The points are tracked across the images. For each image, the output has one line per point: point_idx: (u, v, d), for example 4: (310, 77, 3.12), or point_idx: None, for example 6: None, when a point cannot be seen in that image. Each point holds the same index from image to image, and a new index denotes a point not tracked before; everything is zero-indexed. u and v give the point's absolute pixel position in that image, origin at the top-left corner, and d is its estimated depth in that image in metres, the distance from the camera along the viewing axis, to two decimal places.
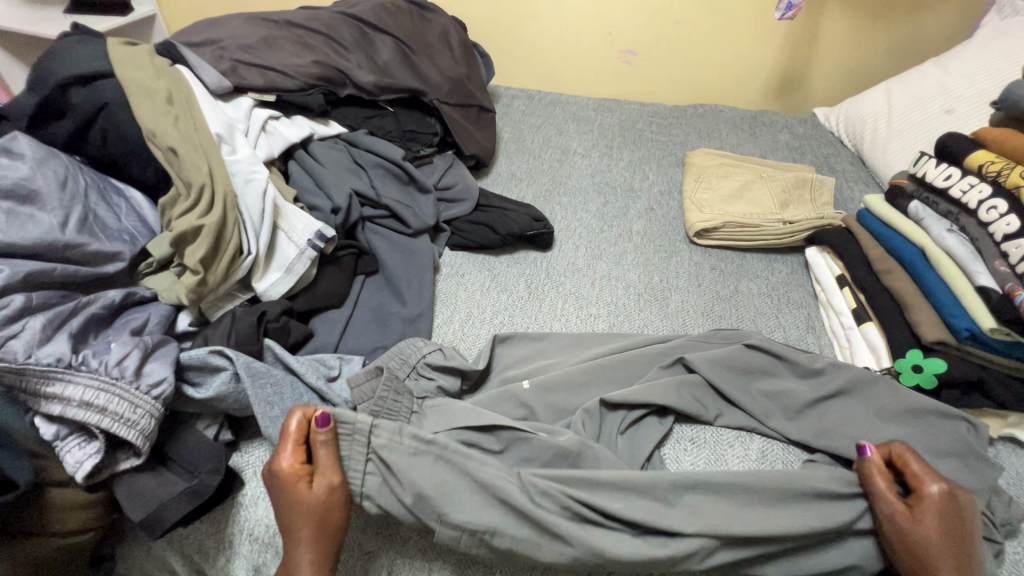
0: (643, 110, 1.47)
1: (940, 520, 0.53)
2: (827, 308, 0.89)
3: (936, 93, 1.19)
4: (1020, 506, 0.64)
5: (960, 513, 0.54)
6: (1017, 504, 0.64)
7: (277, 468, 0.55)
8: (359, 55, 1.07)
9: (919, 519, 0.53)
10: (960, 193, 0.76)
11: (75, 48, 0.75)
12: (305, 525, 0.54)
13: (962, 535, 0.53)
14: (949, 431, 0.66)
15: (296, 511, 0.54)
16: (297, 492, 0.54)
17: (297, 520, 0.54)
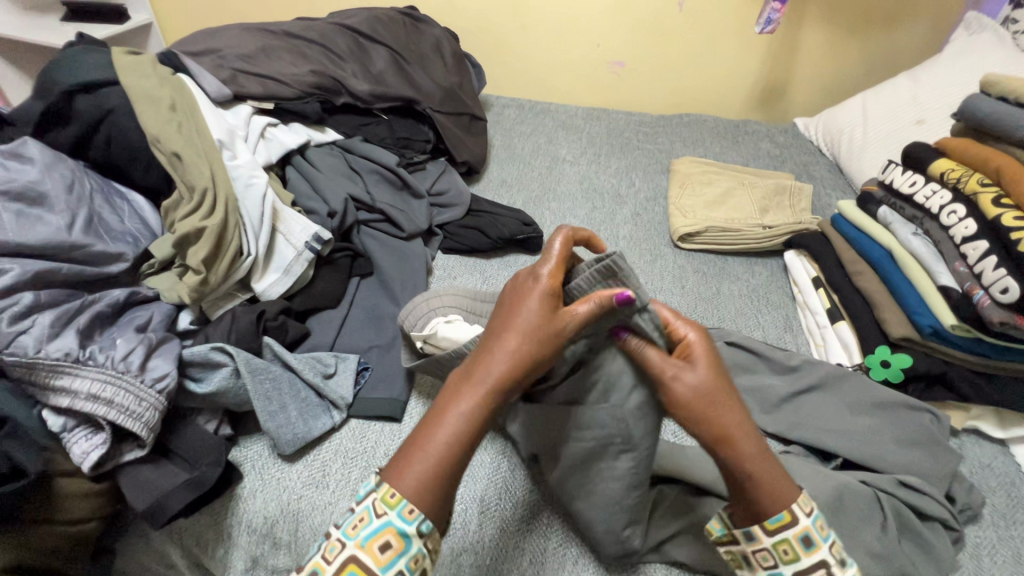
0: (630, 118, 1.52)
1: (707, 371, 0.49)
2: (804, 308, 0.93)
3: (908, 104, 1.25)
4: (980, 493, 0.68)
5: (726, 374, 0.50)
6: (978, 490, 0.68)
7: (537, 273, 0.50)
8: (355, 65, 1.10)
9: (687, 379, 0.48)
10: (923, 199, 0.81)
11: (80, 57, 0.77)
12: (497, 355, 0.47)
13: (719, 389, 0.49)
14: (914, 422, 0.70)
15: (505, 338, 0.47)
16: (549, 318, 0.48)
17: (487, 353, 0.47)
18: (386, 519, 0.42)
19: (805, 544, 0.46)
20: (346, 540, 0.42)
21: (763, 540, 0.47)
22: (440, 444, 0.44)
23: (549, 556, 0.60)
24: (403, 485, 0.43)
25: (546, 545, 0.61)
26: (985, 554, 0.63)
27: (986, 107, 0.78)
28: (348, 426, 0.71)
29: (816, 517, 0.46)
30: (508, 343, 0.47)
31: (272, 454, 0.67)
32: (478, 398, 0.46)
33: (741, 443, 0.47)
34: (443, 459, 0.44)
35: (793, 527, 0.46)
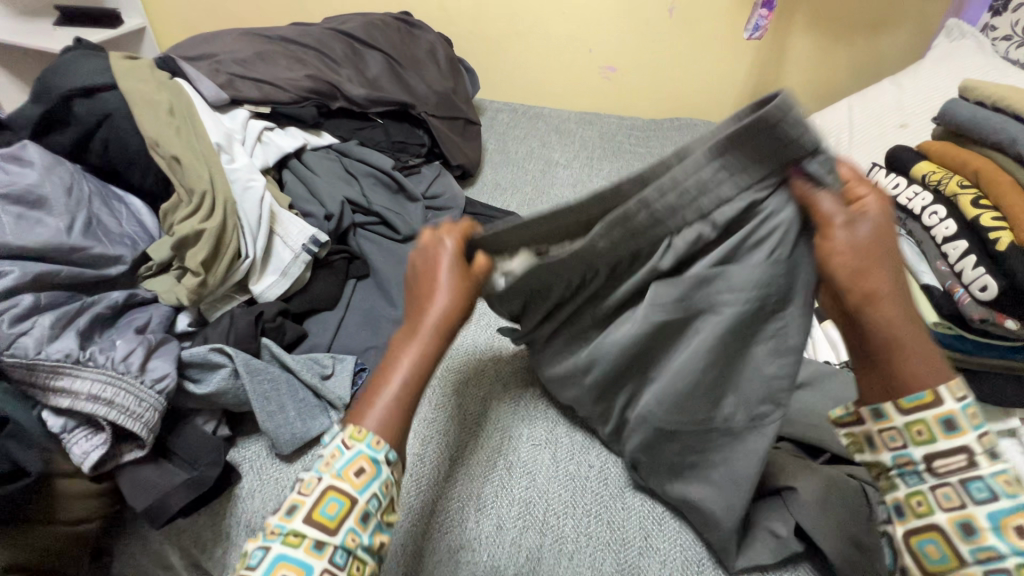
0: (622, 123, 1.54)
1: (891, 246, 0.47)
2: None
3: (893, 109, 1.28)
4: None
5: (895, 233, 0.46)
6: None
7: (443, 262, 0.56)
8: (350, 70, 1.12)
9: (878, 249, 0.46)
10: (906, 200, 0.82)
11: (79, 61, 0.78)
12: (435, 314, 0.53)
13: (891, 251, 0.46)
14: None
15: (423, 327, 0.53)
16: (467, 288, 0.56)
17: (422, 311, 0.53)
18: (357, 450, 0.46)
19: (947, 428, 0.44)
20: (320, 473, 0.45)
21: (896, 418, 0.45)
22: (394, 389, 0.50)
23: (545, 553, 0.63)
24: (367, 423, 0.48)
25: (541, 542, 0.64)
26: None
27: (965, 111, 0.80)
28: None
29: (968, 403, 0.43)
30: (442, 307, 0.53)
31: (272, 454, 0.68)
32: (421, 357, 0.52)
33: (891, 301, 0.45)
34: (400, 406, 0.49)
35: (935, 407, 0.44)
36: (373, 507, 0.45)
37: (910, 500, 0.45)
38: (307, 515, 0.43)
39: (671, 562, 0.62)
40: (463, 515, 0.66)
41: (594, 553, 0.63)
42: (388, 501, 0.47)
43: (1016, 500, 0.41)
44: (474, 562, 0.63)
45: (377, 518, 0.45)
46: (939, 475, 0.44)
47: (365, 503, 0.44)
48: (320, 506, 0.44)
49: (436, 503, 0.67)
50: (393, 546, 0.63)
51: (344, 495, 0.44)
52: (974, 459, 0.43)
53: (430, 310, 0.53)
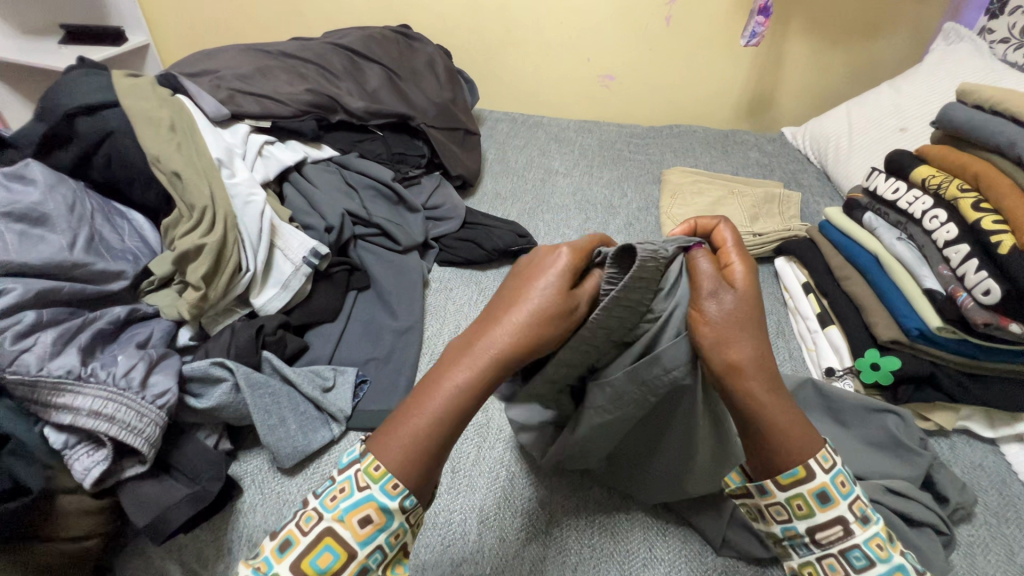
0: (621, 130, 1.55)
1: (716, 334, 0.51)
2: (795, 313, 0.95)
3: (891, 113, 1.28)
4: (972, 492, 0.69)
5: (762, 302, 0.52)
6: (970, 490, 0.69)
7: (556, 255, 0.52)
8: (350, 83, 1.13)
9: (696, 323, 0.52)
10: (906, 204, 0.83)
11: (81, 80, 0.79)
12: (512, 334, 0.48)
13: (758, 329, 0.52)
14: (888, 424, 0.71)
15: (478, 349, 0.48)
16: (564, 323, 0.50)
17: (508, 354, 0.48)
18: (369, 493, 0.43)
19: (820, 500, 0.48)
20: (324, 512, 0.43)
21: (777, 494, 0.49)
22: (425, 417, 0.46)
23: (549, 564, 0.63)
24: (388, 459, 0.44)
25: (544, 553, 0.64)
26: (978, 553, 0.64)
27: (964, 115, 0.80)
28: (347, 439, 0.72)
29: (834, 475, 0.48)
30: (539, 337, 0.49)
31: (273, 469, 0.69)
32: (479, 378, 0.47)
33: (757, 374, 0.49)
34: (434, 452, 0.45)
35: (808, 482, 0.48)
36: (372, 562, 0.43)
37: (803, 570, 0.50)
38: (296, 561, 0.42)
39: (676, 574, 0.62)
40: (456, 531, 0.66)
41: (597, 564, 0.63)
42: (393, 553, 0.45)
43: (888, 563, 0.46)
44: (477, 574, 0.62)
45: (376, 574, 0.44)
46: (822, 547, 0.48)
47: (364, 557, 0.43)
48: (310, 556, 0.42)
49: (438, 517, 0.67)
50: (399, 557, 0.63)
51: (342, 546, 0.42)
52: (849, 527, 0.47)
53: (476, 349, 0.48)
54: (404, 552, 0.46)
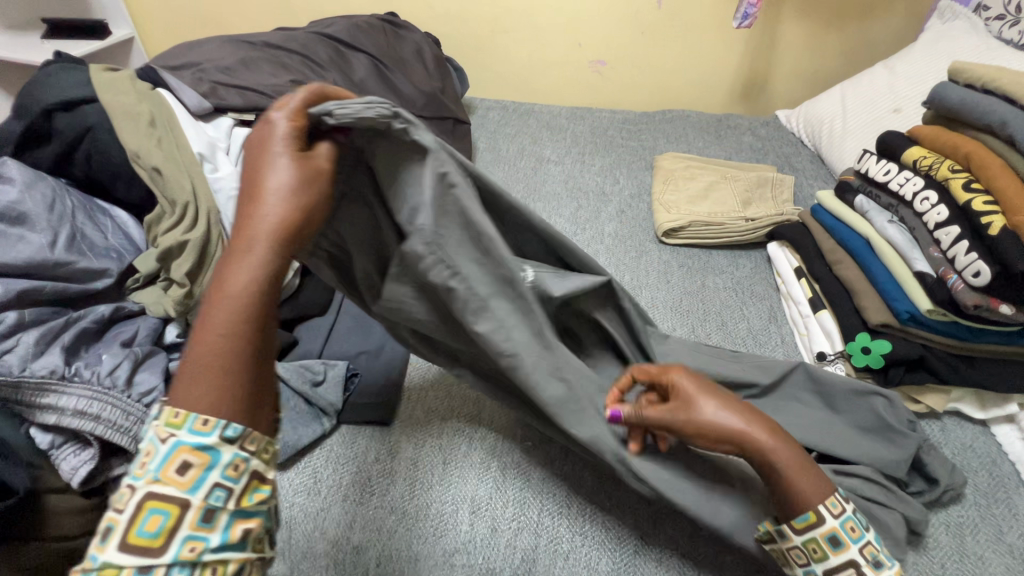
0: (614, 117, 1.53)
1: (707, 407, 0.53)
2: (787, 298, 0.95)
3: (885, 94, 1.26)
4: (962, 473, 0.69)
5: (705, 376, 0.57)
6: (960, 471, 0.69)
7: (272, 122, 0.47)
8: (336, 73, 1.11)
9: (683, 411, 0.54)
10: (898, 186, 0.82)
11: (58, 75, 0.78)
12: (272, 216, 0.43)
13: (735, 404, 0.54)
14: None
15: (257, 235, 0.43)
16: (324, 186, 0.47)
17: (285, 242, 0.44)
18: (174, 440, 0.38)
19: (833, 543, 0.48)
20: (135, 482, 0.37)
21: (794, 538, 0.50)
22: (213, 325, 0.41)
23: (540, 554, 0.63)
24: (184, 400, 0.39)
25: (536, 542, 0.64)
26: (967, 533, 0.64)
27: (956, 95, 0.79)
28: (338, 432, 0.74)
29: (845, 519, 0.49)
30: (301, 210, 0.45)
31: None
32: (270, 271, 0.43)
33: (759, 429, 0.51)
34: (242, 359, 0.41)
35: (819, 526, 0.48)
36: (217, 502, 0.38)
37: None
38: (121, 542, 0.35)
39: (667, 560, 0.62)
40: (448, 521, 0.66)
41: (589, 553, 0.63)
42: (243, 486, 0.39)
43: None
44: (469, 565, 0.63)
45: (229, 512, 0.38)
46: None
47: (203, 502, 0.37)
48: (136, 524, 0.36)
49: (430, 508, 0.67)
50: (390, 551, 0.64)
51: (168, 502, 0.37)
52: (862, 570, 0.47)
53: (256, 248, 0.43)
54: (259, 477, 0.41)
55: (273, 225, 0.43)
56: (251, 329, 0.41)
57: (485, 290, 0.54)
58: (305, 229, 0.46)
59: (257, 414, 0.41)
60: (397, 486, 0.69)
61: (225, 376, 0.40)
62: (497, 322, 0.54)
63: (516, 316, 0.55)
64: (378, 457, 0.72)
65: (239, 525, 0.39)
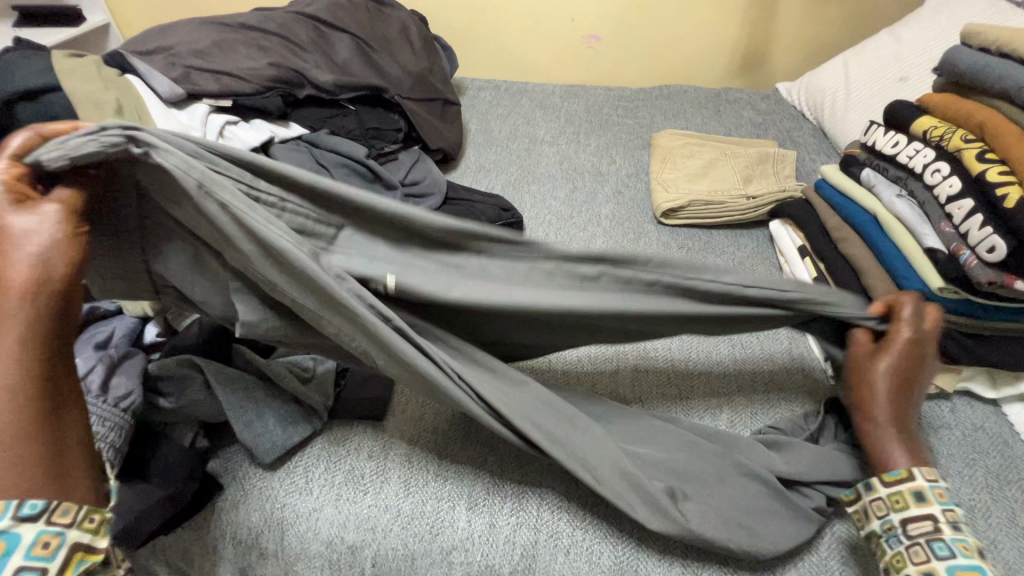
0: (609, 94, 1.48)
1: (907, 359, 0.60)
2: (790, 279, 0.92)
3: (890, 62, 1.21)
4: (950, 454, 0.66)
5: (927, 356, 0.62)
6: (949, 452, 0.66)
7: None
8: (317, 55, 1.06)
9: (897, 342, 0.61)
10: (906, 158, 0.78)
11: (18, 63, 0.74)
12: (20, 276, 0.46)
13: (909, 391, 0.60)
14: None
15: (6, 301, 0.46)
16: (68, 229, 0.48)
17: (36, 301, 0.46)
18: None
19: (917, 497, 0.54)
20: None
21: (879, 490, 0.55)
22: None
23: (541, 549, 0.62)
24: None
25: (536, 537, 0.62)
26: (980, 517, 0.62)
27: (970, 59, 0.75)
28: (329, 430, 0.71)
29: (935, 485, 0.54)
30: (55, 265, 0.47)
31: (253, 465, 0.68)
32: (28, 330, 0.46)
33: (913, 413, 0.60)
34: (24, 430, 0.45)
35: (907, 481, 0.55)
36: None
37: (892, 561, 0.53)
38: None
39: (671, 551, 0.61)
40: (445, 517, 0.64)
41: (590, 547, 0.62)
42: (53, 562, 0.43)
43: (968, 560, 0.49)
44: (468, 562, 0.62)
45: None
46: (909, 536, 0.52)
47: None
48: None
49: (426, 505, 0.65)
50: (385, 549, 0.63)
51: None
52: (938, 526, 0.52)
53: (8, 309, 0.46)
54: (81, 548, 0.45)
55: (21, 284, 0.46)
56: (28, 398, 0.45)
57: (311, 302, 0.55)
58: (68, 276, 0.48)
59: (68, 478, 0.46)
60: (390, 484, 0.67)
61: (22, 443, 0.44)
62: (339, 327, 0.56)
63: (352, 326, 0.56)
64: (372, 454, 0.69)
65: None
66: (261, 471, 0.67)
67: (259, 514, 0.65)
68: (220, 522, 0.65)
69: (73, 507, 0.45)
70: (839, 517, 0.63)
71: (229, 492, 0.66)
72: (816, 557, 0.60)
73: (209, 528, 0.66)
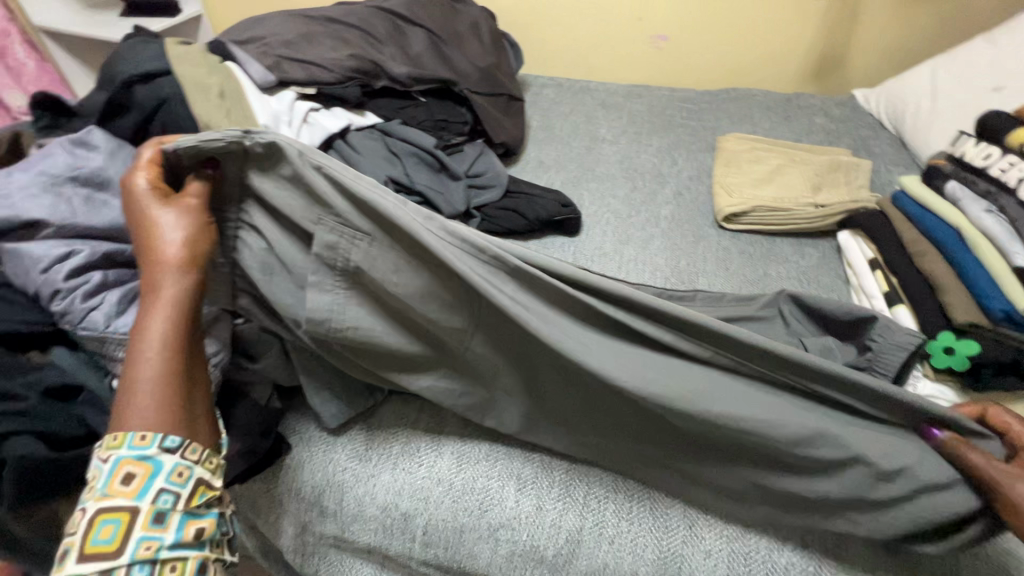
0: (673, 95, 1.47)
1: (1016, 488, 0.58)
2: (858, 292, 0.88)
3: (983, 71, 1.14)
4: None
5: None
6: None
7: (137, 182, 0.57)
8: (394, 48, 1.11)
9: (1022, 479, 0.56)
10: (1001, 171, 0.77)
11: (137, 48, 0.81)
12: (177, 251, 0.55)
13: None
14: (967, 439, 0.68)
15: (163, 269, 0.55)
16: (204, 220, 0.59)
17: (182, 269, 0.55)
18: (119, 455, 0.47)
19: None
20: (87, 503, 0.47)
21: None
22: (152, 346, 0.52)
23: (586, 535, 0.63)
24: (132, 418, 0.49)
25: (581, 524, 0.64)
26: None
27: None
28: (388, 402, 0.75)
29: None
30: (198, 245, 0.57)
31: (318, 429, 0.72)
32: (177, 295, 0.54)
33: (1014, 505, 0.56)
34: (173, 370, 0.52)
35: None
36: (164, 504, 0.48)
37: None
38: (82, 551, 0.45)
39: (716, 552, 0.61)
40: (494, 496, 0.66)
41: (635, 538, 0.63)
42: (189, 489, 0.50)
43: None
44: (515, 539, 0.65)
45: (177, 512, 0.48)
46: None
47: (151, 505, 0.47)
48: (92, 534, 0.46)
49: (477, 482, 0.68)
50: (437, 519, 0.67)
51: (117, 512, 0.46)
52: None
53: (164, 281, 0.54)
54: (203, 483, 0.51)
55: (176, 260, 0.55)
56: (177, 350, 0.53)
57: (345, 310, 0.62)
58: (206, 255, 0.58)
59: (199, 416, 0.53)
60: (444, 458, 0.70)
61: (169, 381, 0.51)
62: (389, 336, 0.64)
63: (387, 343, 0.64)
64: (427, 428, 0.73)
65: (192, 525, 0.49)
66: (324, 436, 0.72)
67: (321, 475, 0.70)
68: (284, 481, 0.71)
69: (199, 446, 0.51)
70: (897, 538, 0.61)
71: (297, 456, 0.71)
72: None
73: (277, 485, 0.71)
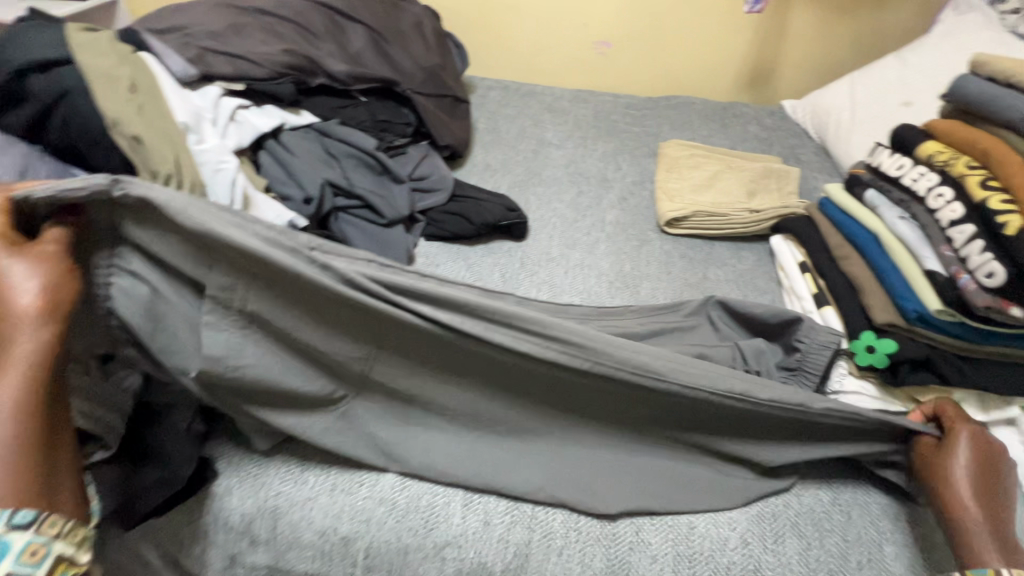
0: (617, 101, 1.49)
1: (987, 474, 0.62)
2: (790, 293, 0.93)
3: (896, 86, 1.23)
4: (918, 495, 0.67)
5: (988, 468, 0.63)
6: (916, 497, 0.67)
7: None
8: (331, 45, 1.06)
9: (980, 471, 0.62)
10: (911, 181, 0.79)
11: (32, 33, 0.73)
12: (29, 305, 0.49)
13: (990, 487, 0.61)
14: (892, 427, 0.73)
15: (14, 328, 0.48)
16: (66, 266, 0.52)
17: (35, 325, 0.49)
18: None
19: None
20: None
21: None
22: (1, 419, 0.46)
23: (534, 548, 0.62)
24: None
25: (530, 537, 0.63)
26: None
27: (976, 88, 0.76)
28: None
29: None
30: (59, 294, 0.51)
31: (249, 453, 0.67)
32: (32, 355, 0.49)
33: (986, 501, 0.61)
34: (26, 441, 0.47)
35: None
36: None
37: None
38: None
39: (662, 556, 0.62)
40: (440, 515, 0.64)
41: (583, 548, 0.62)
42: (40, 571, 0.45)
43: None
44: (462, 557, 0.63)
45: None
46: None
47: None
48: None
49: (422, 500, 0.65)
50: (380, 542, 0.64)
51: None
52: None
53: (17, 338, 0.48)
54: (63, 561, 0.47)
55: (33, 312, 0.49)
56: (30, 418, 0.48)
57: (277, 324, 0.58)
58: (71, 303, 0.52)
59: (60, 487, 0.49)
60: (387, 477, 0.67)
61: (21, 454, 0.46)
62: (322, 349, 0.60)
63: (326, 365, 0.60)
64: None
65: None
66: (256, 461, 0.67)
67: (255, 504, 0.65)
68: (213, 514, 0.65)
69: (60, 520, 0.47)
70: (829, 531, 0.64)
71: (226, 487, 0.65)
72: (805, 568, 0.62)
73: (205, 518, 0.65)
